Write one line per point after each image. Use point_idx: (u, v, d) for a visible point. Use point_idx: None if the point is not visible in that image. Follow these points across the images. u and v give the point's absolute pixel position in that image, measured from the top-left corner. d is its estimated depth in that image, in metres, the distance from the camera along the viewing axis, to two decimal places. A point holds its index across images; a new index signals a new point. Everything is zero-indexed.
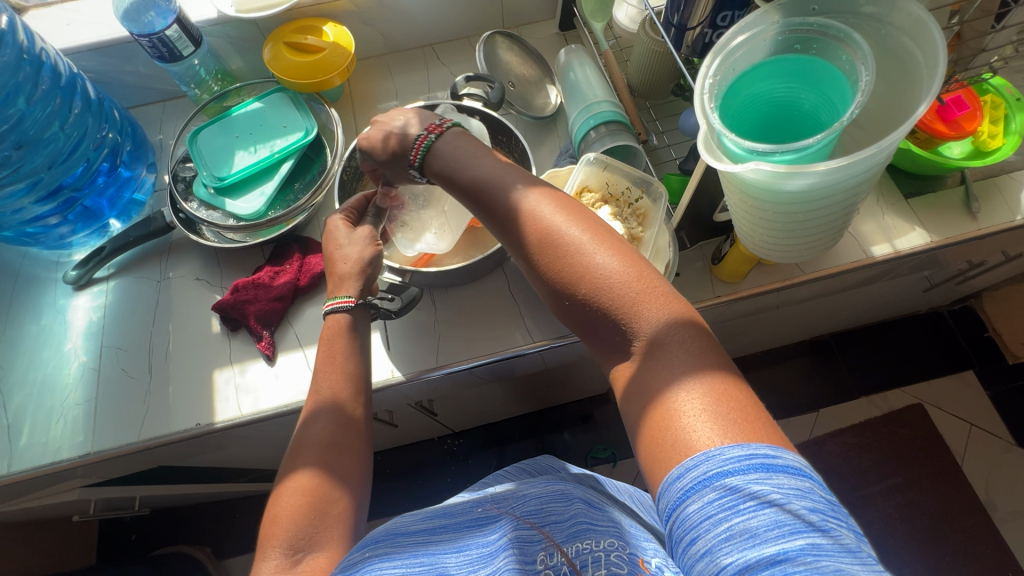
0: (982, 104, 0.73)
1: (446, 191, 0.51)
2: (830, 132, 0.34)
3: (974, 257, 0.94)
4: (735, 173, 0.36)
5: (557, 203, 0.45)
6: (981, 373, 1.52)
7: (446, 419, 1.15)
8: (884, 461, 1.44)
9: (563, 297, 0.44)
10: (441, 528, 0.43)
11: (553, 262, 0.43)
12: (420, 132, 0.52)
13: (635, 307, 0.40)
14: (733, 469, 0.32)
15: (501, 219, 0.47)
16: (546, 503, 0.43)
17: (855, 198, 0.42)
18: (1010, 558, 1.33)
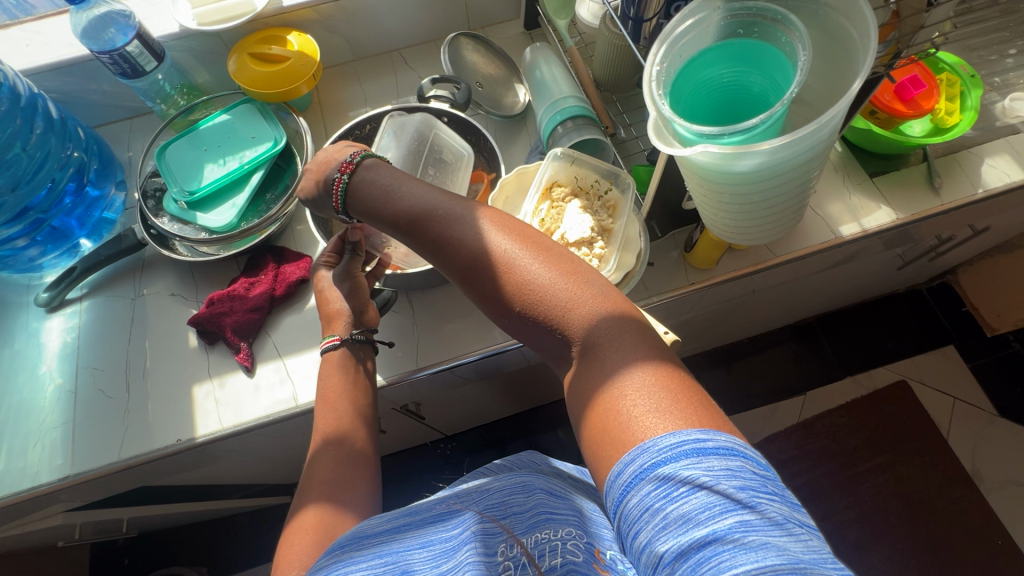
0: (936, 82, 0.76)
1: (374, 224, 0.52)
2: (771, 112, 0.34)
3: (942, 232, 0.96)
4: (686, 156, 0.37)
5: (491, 219, 0.46)
6: (961, 347, 1.55)
7: (436, 423, 1.15)
8: (872, 439, 1.47)
9: (504, 310, 0.45)
10: (408, 526, 0.44)
11: (490, 278, 0.44)
12: (333, 175, 0.53)
13: (568, 312, 0.41)
14: (666, 457, 0.32)
15: (436, 242, 0.48)
16: (507, 495, 0.44)
17: (807, 174, 0.43)
18: (997, 525, 1.37)
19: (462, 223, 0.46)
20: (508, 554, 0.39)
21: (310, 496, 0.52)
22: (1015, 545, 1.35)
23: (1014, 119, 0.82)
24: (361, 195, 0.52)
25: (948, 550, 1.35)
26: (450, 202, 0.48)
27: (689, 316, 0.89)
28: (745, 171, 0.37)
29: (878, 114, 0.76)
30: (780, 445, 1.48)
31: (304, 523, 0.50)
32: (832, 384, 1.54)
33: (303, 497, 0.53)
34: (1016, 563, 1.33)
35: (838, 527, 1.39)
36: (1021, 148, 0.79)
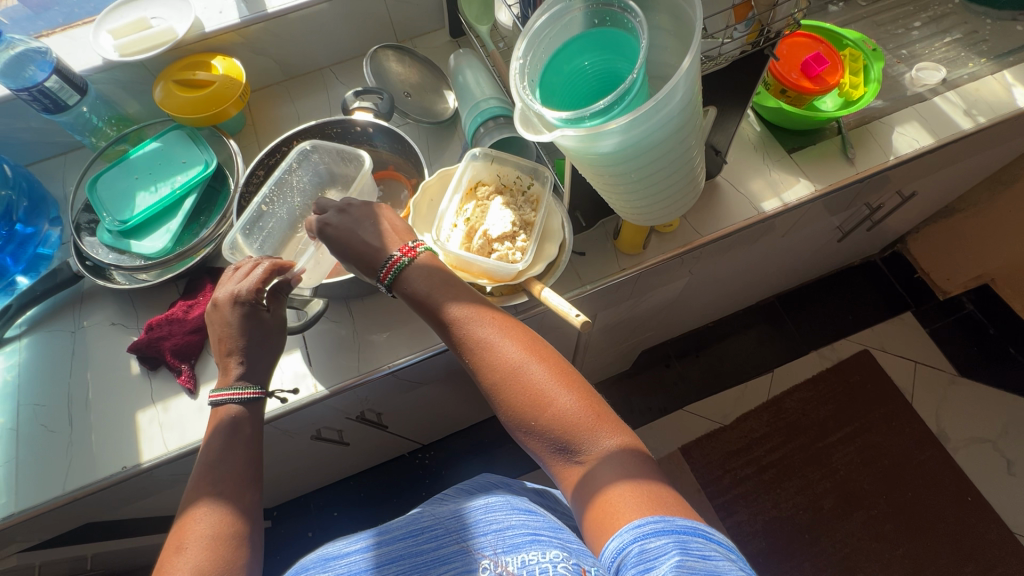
0: (840, 59, 0.80)
1: (415, 310, 0.58)
2: (620, 92, 0.36)
3: (871, 202, 1.00)
4: (553, 140, 0.38)
5: (521, 344, 0.53)
6: (918, 312, 1.60)
7: (405, 432, 1.16)
8: (840, 410, 1.50)
9: (520, 419, 0.50)
10: (397, 536, 0.52)
11: (517, 397, 0.50)
12: (393, 256, 0.57)
13: (587, 433, 0.48)
14: (684, 531, 0.41)
15: (467, 350, 0.54)
16: (486, 517, 0.52)
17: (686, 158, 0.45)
18: (967, 482, 1.41)
19: (499, 341, 0.53)
20: (492, 571, 0.47)
21: (201, 496, 0.52)
22: (984, 500, 1.39)
23: (922, 87, 0.86)
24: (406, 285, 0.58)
25: (921, 510, 1.39)
26: (484, 321, 0.54)
27: (634, 303, 0.91)
28: (613, 153, 0.40)
29: (788, 92, 0.78)
30: (753, 425, 1.50)
31: (198, 527, 0.49)
32: (798, 360, 1.57)
33: (196, 488, 0.53)
34: (985, 518, 1.37)
35: (814, 499, 1.41)
36: (928, 114, 0.82)
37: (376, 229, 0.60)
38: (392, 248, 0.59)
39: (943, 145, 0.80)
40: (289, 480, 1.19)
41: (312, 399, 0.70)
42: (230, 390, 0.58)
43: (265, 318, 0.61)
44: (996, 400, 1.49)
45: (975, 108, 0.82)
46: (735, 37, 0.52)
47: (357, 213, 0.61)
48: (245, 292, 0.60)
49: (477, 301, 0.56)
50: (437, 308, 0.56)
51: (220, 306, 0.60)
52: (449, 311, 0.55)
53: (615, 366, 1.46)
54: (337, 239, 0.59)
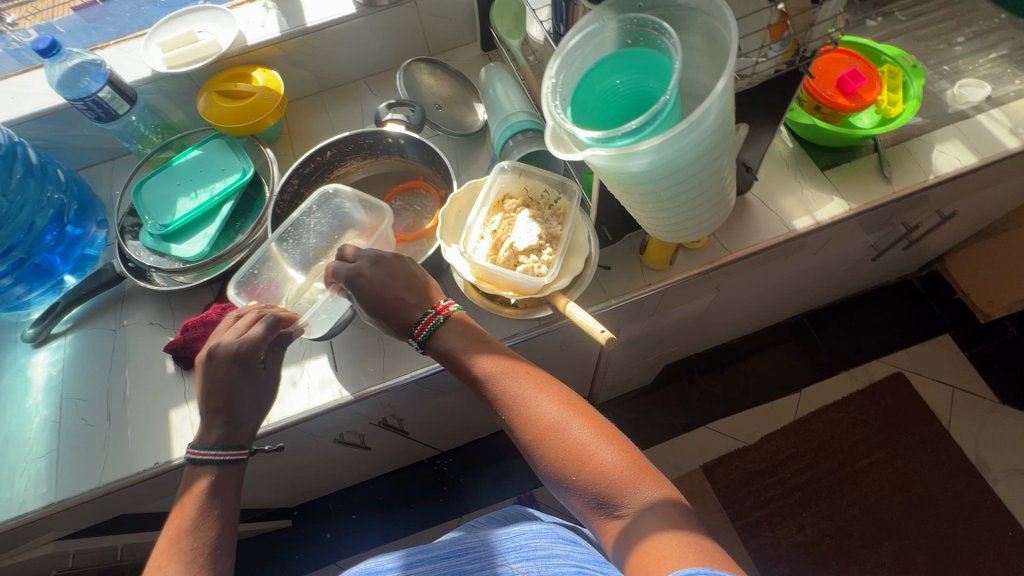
0: (877, 75, 0.78)
1: (448, 367, 0.60)
2: (650, 113, 0.36)
3: (908, 221, 0.97)
4: (580, 158, 0.39)
5: (558, 398, 0.54)
6: (956, 335, 1.54)
7: (423, 438, 1.18)
8: (871, 434, 1.46)
9: (559, 473, 0.51)
10: (439, 556, 0.53)
11: (557, 453, 0.51)
12: (428, 312, 0.59)
13: (628, 487, 0.49)
14: None
15: (504, 406, 0.55)
16: (530, 540, 0.53)
17: (709, 182, 0.45)
18: (1008, 516, 1.35)
19: (536, 399, 0.54)
20: None
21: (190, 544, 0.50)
22: None
23: (963, 104, 0.84)
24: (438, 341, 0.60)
25: (957, 543, 1.33)
26: (518, 377, 0.56)
27: (659, 318, 0.90)
28: (639, 172, 0.40)
29: (823, 109, 0.77)
30: (779, 445, 1.46)
31: None
32: (827, 381, 1.53)
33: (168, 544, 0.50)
34: None
35: (842, 525, 1.37)
36: (972, 132, 0.80)
37: (406, 285, 0.61)
38: (427, 306, 0.61)
39: (988, 164, 0.78)
40: (311, 480, 1.22)
41: (336, 404, 0.71)
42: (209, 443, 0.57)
43: (261, 374, 0.59)
44: None
45: (1022, 126, 0.80)
46: (770, 56, 0.51)
47: (388, 265, 0.62)
48: (244, 348, 0.58)
49: (510, 357, 0.58)
50: (475, 363, 0.57)
51: (217, 358, 0.58)
52: (484, 365, 0.57)
53: (636, 380, 1.45)
54: (371, 294, 0.60)
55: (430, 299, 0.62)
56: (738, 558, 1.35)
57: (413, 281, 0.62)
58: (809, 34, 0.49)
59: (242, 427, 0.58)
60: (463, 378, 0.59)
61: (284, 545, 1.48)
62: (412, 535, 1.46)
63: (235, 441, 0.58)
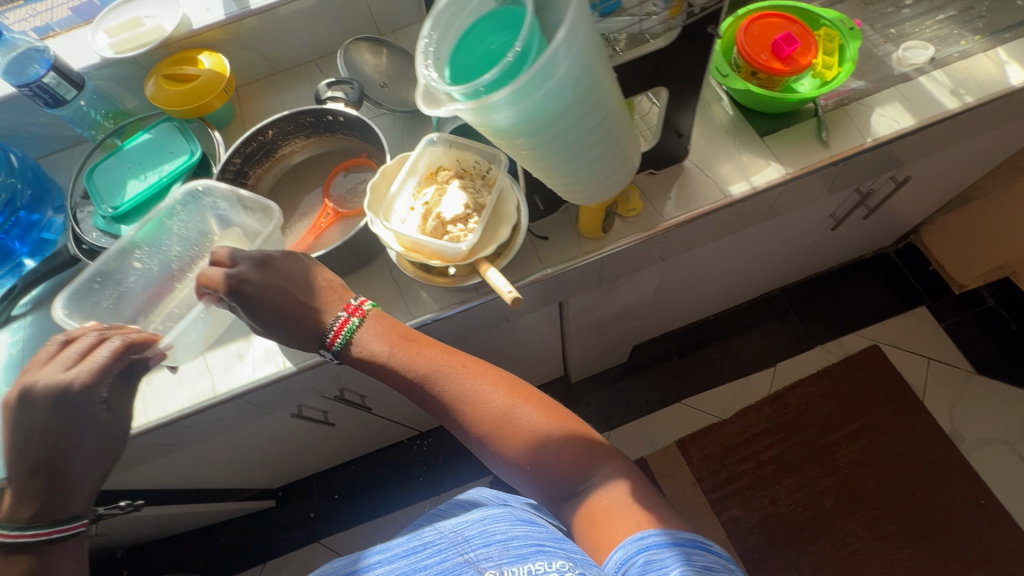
0: (813, 38, 0.77)
1: (378, 374, 0.64)
2: (501, 68, 0.37)
3: (862, 188, 0.97)
4: (443, 113, 0.40)
5: (507, 392, 0.62)
6: (933, 307, 1.54)
7: (389, 415, 1.21)
8: (845, 407, 1.46)
9: (515, 457, 0.60)
10: (398, 553, 0.53)
11: (512, 441, 0.60)
12: (342, 316, 0.64)
13: (575, 459, 0.60)
14: (682, 543, 0.51)
15: (456, 406, 0.61)
16: (488, 526, 0.53)
17: (593, 137, 0.46)
18: (979, 485, 1.35)
19: (486, 397, 0.61)
20: None
21: None
22: (998, 504, 1.33)
23: (908, 67, 0.83)
24: (357, 344, 0.64)
25: (929, 512, 1.34)
26: (469, 377, 0.62)
27: (609, 290, 0.91)
28: (506, 127, 0.41)
29: (758, 74, 0.76)
30: (753, 419, 1.47)
31: None
32: (802, 356, 1.53)
33: None
34: (999, 521, 1.32)
35: (814, 497, 1.38)
36: (912, 94, 0.80)
37: (304, 288, 0.65)
38: (336, 309, 0.65)
39: (926, 126, 0.78)
40: (284, 458, 1.25)
41: (280, 375, 0.73)
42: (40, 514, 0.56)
43: (103, 415, 0.61)
44: (1015, 400, 1.43)
45: (962, 86, 0.80)
46: (656, 12, 0.54)
47: (279, 266, 0.65)
48: (81, 383, 0.59)
49: (458, 358, 0.64)
50: (426, 367, 0.62)
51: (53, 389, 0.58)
52: (430, 370, 0.62)
53: (609, 358, 1.46)
54: (261, 296, 0.63)
55: (338, 303, 0.65)
56: (710, 531, 1.37)
57: (313, 286, 0.65)
58: None
59: (74, 493, 0.58)
60: (403, 378, 0.62)
61: (269, 524, 1.52)
62: (392, 513, 1.50)
63: (63, 514, 0.58)
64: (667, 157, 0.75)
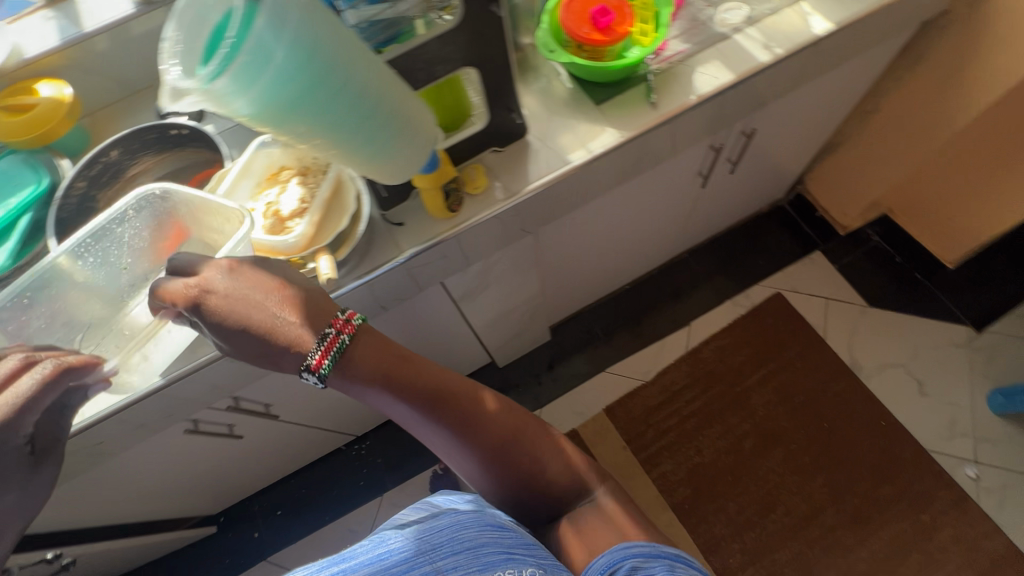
0: (628, 7, 0.82)
1: (383, 392, 0.63)
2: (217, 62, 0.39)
3: (715, 142, 1.03)
4: (180, 106, 0.42)
5: (514, 417, 0.68)
6: (826, 250, 1.64)
7: (306, 420, 1.21)
8: (755, 354, 1.55)
9: (523, 472, 0.67)
10: (363, 562, 0.52)
11: (521, 457, 0.67)
12: (330, 333, 0.60)
13: (575, 474, 0.68)
14: (668, 556, 0.56)
15: (468, 425, 0.65)
16: (457, 531, 0.55)
17: (357, 121, 0.50)
18: (879, 408, 1.46)
19: (498, 417, 0.67)
20: None
21: None
22: (897, 423, 1.44)
23: (726, 27, 0.89)
24: (347, 367, 0.62)
25: (838, 440, 1.43)
26: (482, 400, 0.67)
27: (486, 267, 0.95)
28: (251, 115, 0.44)
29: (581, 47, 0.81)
30: (674, 377, 1.54)
31: None
32: (713, 311, 1.61)
33: None
34: (899, 439, 1.42)
35: (735, 442, 1.46)
36: (729, 51, 0.86)
37: (280, 300, 0.60)
38: (322, 326, 0.61)
39: (743, 80, 0.84)
40: (211, 479, 1.24)
41: (149, 391, 0.74)
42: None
43: None
44: (905, 326, 1.54)
45: (772, 40, 0.86)
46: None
47: (245, 273, 0.61)
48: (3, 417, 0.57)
49: (470, 382, 0.68)
50: (439, 386, 0.66)
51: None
52: (442, 387, 0.66)
53: (529, 337, 1.50)
54: (226, 310, 0.58)
55: (327, 316, 0.62)
56: (643, 489, 1.43)
57: (272, 297, 0.60)
58: None
59: None
60: (404, 396, 0.64)
61: (213, 551, 1.50)
62: (338, 520, 1.50)
63: None
64: (507, 134, 0.80)
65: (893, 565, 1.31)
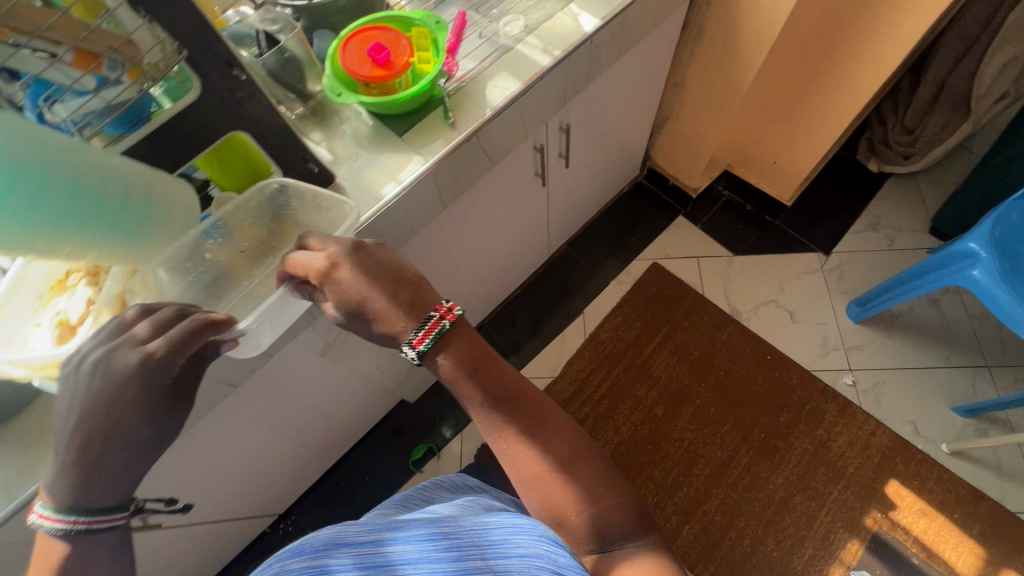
0: (404, 40, 0.85)
1: (453, 383, 0.66)
2: None
3: (537, 142, 1.08)
4: None
5: (577, 443, 0.66)
6: (687, 213, 1.77)
7: (205, 516, 1.13)
8: (648, 324, 1.63)
9: (569, 493, 0.63)
10: (416, 532, 0.54)
11: (568, 481, 0.64)
12: (433, 316, 0.64)
13: (625, 520, 0.63)
14: None
15: (534, 429, 0.65)
16: (503, 536, 0.53)
17: (90, 223, 0.56)
18: (763, 344, 1.58)
19: (564, 433, 0.66)
20: None
21: None
22: (780, 353, 1.56)
23: (508, 39, 0.94)
24: (436, 355, 0.65)
25: (735, 383, 1.54)
26: (551, 416, 0.67)
27: None
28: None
29: (368, 87, 0.83)
30: (580, 365, 1.59)
31: None
32: (602, 294, 1.68)
33: None
34: (785, 367, 1.55)
35: (649, 411, 1.52)
36: (513, 62, 0.91)
37: (399, 282, 0.64)
38: (428, 308, 0.65)
39: (531, 85, 0.89)
40: None
41: None
42: (71, 505, 0.51)
43: None
44: (767, 264, 1.68)
45: (550, 44, 0.92)
46: (125, 82, 0.55)
47: (371, 253, 0.64)
48: (162, 352, 0.54)
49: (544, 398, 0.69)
50: (511, 393, 0.66)
51: (99, 365, 0.53)
52: (513, 392, 0.67)
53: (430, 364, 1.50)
54: (355, 284, 0.62)
55: (430, 304, 0.66)
56: None
57: (377, 289, 0.63)
58: (150, 53, 0.55)
59: None
60: (478, 394, 0.65)
61: None
62: None
63: None
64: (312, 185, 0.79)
65: (805, 483, 1.42)
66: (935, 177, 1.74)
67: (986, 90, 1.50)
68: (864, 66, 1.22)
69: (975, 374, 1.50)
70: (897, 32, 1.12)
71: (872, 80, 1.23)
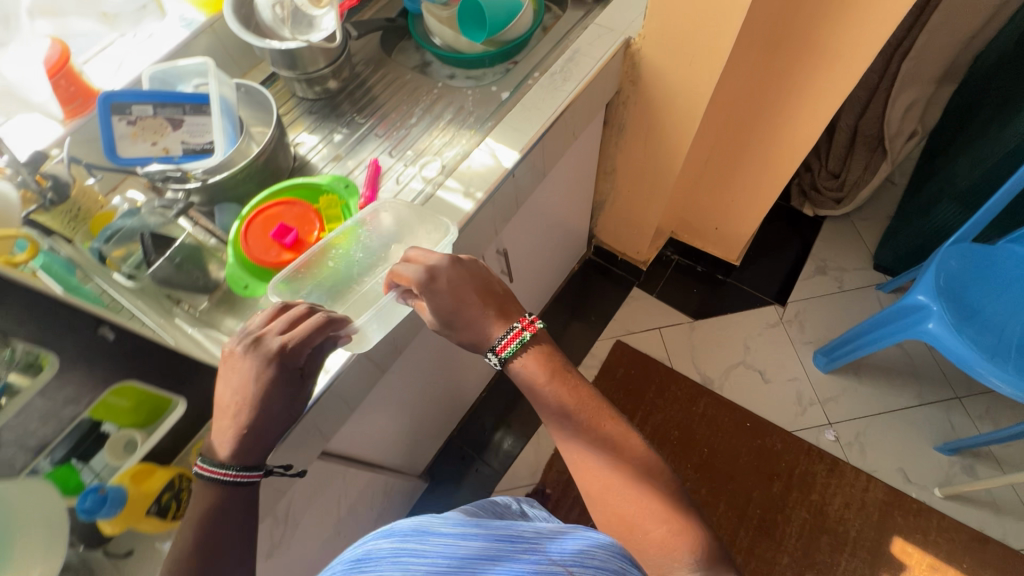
0: (313, 215, 0.79)
1: (525, 384, 0.71)
2: None
3: None
4: None
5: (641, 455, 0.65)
6: (641, 284, 1.75)
7: None
8: (623, 408, 1.56)
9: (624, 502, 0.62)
10: (488, 536, 0.49)
11: (625, 494, 0.62)
12: (516, 327, 0.71)
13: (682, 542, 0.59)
14: None
15: (599, 432, 0.66)
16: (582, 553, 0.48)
17: None
18: (740, 411, 1.54)
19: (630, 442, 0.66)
20: None
21: None
22: (759, 418, 1.52)
23: (427, 184, 0.90)
24: (515, 360, 0.71)
25: (721, 458, 1.48)
26: (619, 425, 0.67)
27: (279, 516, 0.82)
28: None
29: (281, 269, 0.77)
30: None
31: None
32: None
33: None
34: (767, 432, 1.50)
35: None
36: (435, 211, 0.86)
37: (483, 296, 0.72)
38: (510, 321, 0.72)
39: None
40: None
41: None
42: (231, 458, 0.59)
43: None
44: (728, 325, 1.67)
45: (471, 185, 0.88)
46: None
47: (466, 268, 0.72)
48: (291, 344, 0.61)
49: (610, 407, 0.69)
50: (579, 397, 0.69)
51: (247, 352, 0.60)
52: (577, 399, 0.68)
53: (400, 499, 1.38)
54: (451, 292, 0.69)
55: (514, 316, 0.73)
56: None
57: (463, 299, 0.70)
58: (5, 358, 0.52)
59: None
60: (549, 398, 0.69)
61: None
62: None
63: None
64: None
65: (811, 557, 1.35)
66: (867, 215, 1.79)
67: (896, 130, 1.62)
68: (784, 139, 1.24)
69: (948, 409, 1.49)
70: (809, 110, 1.15)
71: (793, 152, 1.26)
